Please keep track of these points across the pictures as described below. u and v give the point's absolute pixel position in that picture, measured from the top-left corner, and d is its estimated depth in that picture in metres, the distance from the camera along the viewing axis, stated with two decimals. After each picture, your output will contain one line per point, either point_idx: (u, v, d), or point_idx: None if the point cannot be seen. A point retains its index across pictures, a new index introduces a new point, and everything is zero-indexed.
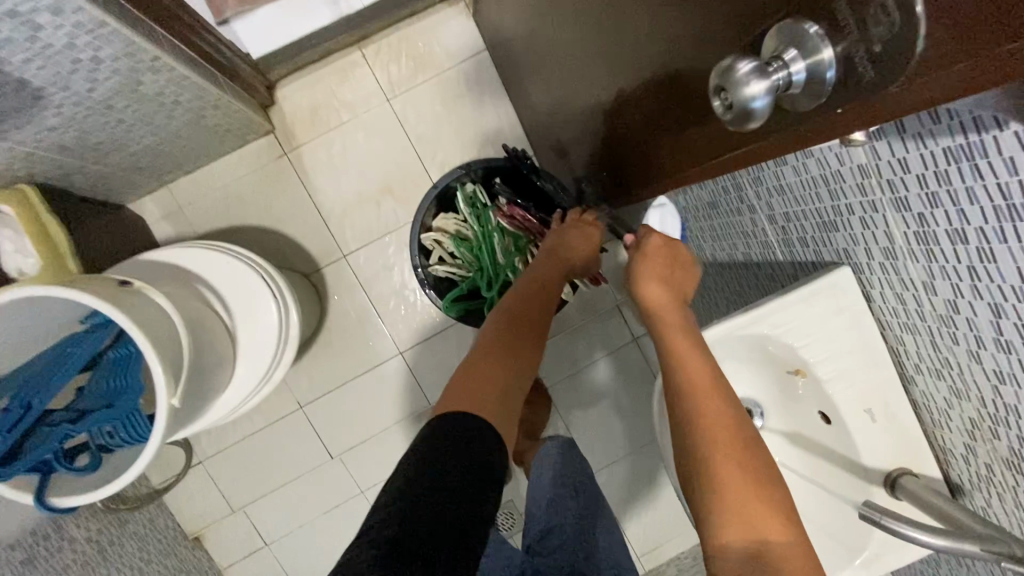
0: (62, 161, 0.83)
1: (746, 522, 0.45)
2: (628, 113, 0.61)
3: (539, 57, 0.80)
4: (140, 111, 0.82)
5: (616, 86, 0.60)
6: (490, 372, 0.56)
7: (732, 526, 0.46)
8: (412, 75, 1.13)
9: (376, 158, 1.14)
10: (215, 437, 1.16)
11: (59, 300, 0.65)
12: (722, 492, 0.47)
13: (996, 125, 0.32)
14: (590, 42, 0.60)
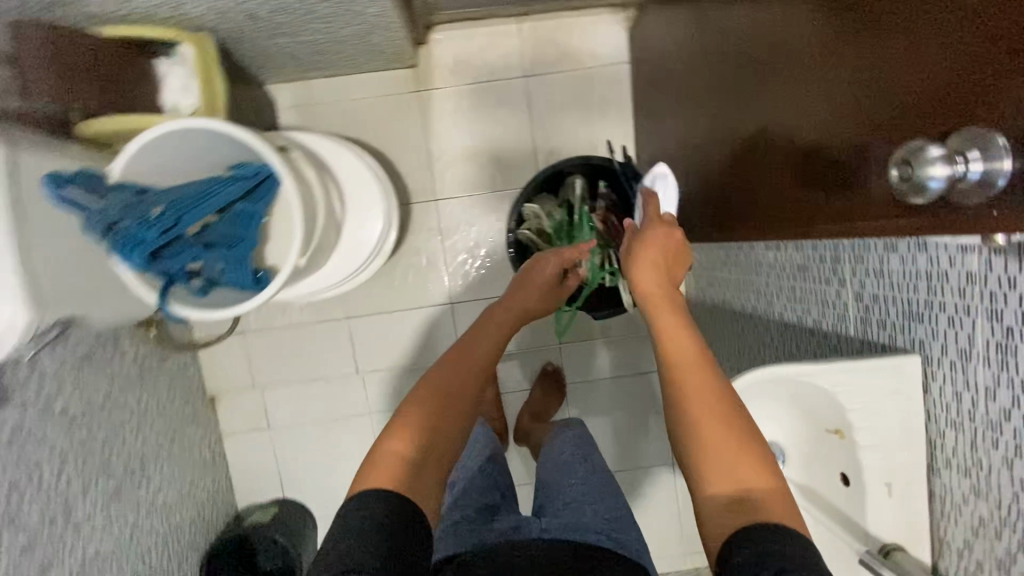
0: (244, 27, 0.91)
1: (732, 478, 0.55)
2: (762, 162, 0.67)
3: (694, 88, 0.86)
4: (327, 9, 0.89)
5: (760, 137, 0.66)
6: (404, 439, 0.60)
7: (721, 480, 0.55)
8: (556, 62, 1.20)
9: (495, 124, 1.21)
10: (263, 317, 1.23)
11: (220, 142, 0.73)
12: (714, 460, 0.56)
13: None
14: (751, 91, 0.67)
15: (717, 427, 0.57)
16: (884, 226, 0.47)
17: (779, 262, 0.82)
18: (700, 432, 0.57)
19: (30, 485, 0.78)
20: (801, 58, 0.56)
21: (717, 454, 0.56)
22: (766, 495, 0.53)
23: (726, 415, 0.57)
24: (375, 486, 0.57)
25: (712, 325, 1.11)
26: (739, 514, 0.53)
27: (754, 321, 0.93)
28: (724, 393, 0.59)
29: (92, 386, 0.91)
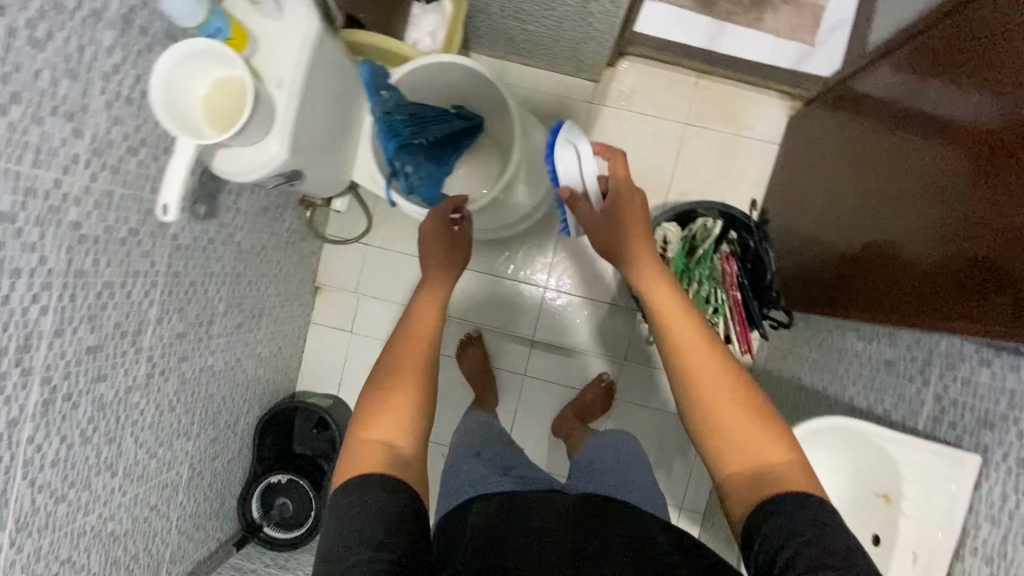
0: (492, 2, 1.08)
1: (751, 456, 0.67)
2: (908, 259, 0.79)
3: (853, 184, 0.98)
4: (565, 12, 1.05)
5: (915, 238, 0.78)
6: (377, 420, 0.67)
7: (741, 459, 0.67)
8: (716, 122, 1.34)
9: (645, 153, 1.35)
10: (387, 237, 1.39)
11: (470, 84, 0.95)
12: (734, 441, 0.68)
13: None
14: (922, 201, 0.78)
15: (730, 406, 0.69)
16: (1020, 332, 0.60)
17: (868, 354, 0.92)
18: (721, 415, 0.69)
19: (202, 289, 0.94)
20: (935, 187, 0.76)
21: (738, 434, 0.68)
22: (786, 467, 0.65)
23: (737, 394, 0.70)
24: (357, 469, 0.63)
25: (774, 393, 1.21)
26: (754, 484, 0.65)
27: (821, 398, 1.03)
28: (728, 373, 0.71)
29: (258, 237, 1.08)
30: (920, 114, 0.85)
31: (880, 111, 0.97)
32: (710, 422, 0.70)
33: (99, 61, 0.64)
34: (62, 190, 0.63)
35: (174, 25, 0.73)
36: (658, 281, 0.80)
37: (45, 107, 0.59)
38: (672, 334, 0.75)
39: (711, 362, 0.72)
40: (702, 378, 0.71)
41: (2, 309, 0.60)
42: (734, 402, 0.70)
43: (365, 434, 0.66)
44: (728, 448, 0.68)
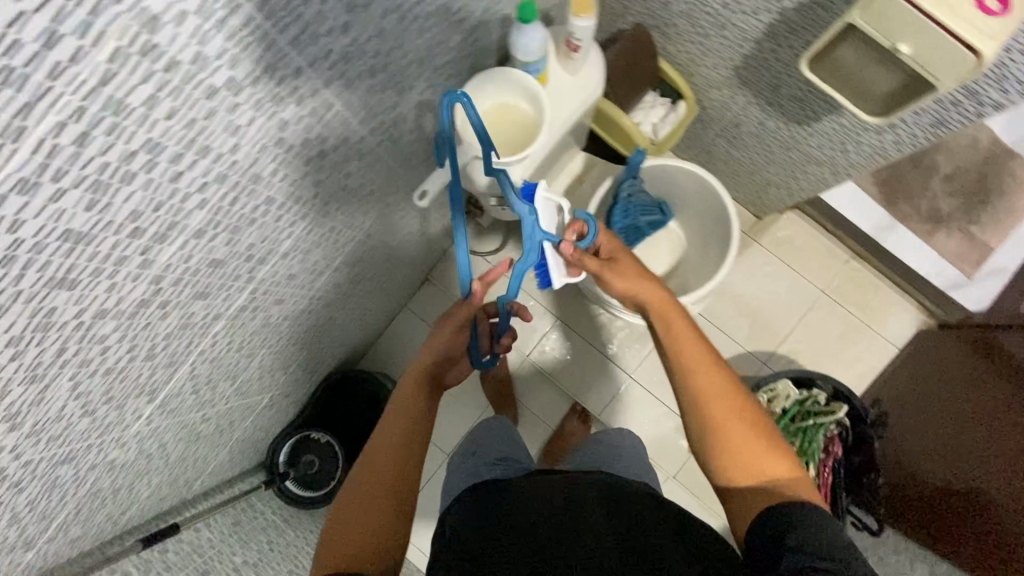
0: (720, 124, 1.15)
1: (753, 469, 0.70)
2: (997, 512, 0.87)
3: (957, 421, 1.05)
4: (779, 162, 1.12)
5: (1001, 486, 0.87)
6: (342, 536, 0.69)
7: (741, 472, 0.71)
8: (850, 303, 1.39)
9: (775, 300, 1.39)
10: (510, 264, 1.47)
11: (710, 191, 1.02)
12: (733, 454, 0.72)
13: None
14: (1007, 449, 0.89)
15: (739, 426, 0.73)
16: None
17: None
18: (724, 431, 0.73)
19: (370, 252, 0.99)
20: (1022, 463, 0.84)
21: (739, 446, 0.72)
22: (788, 478, 0.68)
23: (739, 410, 0.74)
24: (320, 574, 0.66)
25: None
26: (756, 491, 0.69)
27: None
28: (736, 393, 0.75)
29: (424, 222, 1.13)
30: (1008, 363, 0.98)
31: (986, 353, 1.09)
32: (714, 437, 0.73)
33: (440, 55, 0.71)
34: (360, 145, 0.69)
35: (491, 44, 0.81)
36: (667, 306, 0.84)
37: (392, 79, 0.65)
38: (681, 357, 0.78)
39: (717, 382, 0.76)
40: (704, 394, 0.75)
41: (272, 224, 0.65)
42: (740, 420, 0.74)
43: (339, 545, 0.68)
44: (728, 457, 0.72)
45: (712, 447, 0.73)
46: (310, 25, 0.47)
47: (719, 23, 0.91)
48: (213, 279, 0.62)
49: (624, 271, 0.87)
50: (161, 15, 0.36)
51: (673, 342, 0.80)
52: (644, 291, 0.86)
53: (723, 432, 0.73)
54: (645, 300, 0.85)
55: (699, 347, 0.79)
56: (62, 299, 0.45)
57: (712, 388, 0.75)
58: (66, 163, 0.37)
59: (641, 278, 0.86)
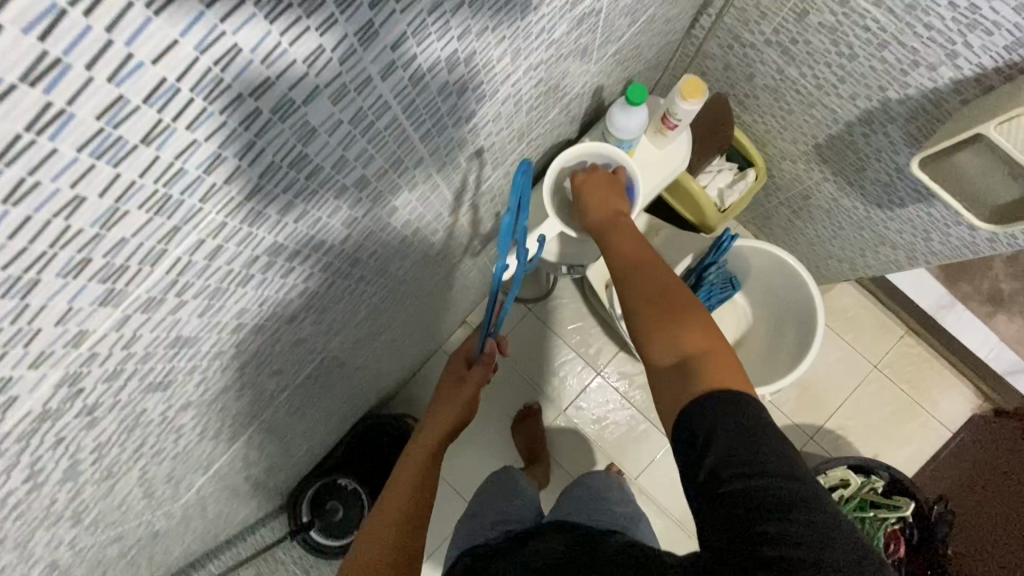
0: (787, 194, 1.12)
1: (682, 352, 0.54)
2: None
3: None
4: (847, 238, 1.09)
5: None
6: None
7: (668, 355, 0.55)
8: (902, 379, 1.34)
9: (824, 371, 1.35)
10: (553, 313, 1.43)
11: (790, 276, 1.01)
12: (668, 346, 0.55)
13: None
14: None
15: (672, 316, 0.56)
16: None
17: None
18: (657, 324, 0.57)
19: (427, 308, 0.96)
20: None
21: (668, 331, 0.56)
22: (715, 355, 0.52)
23: (677, 298, 0.58)
24: None
25: None
26: (680, 379, 0.52)
27: None
28: (675, 290, 0.59)
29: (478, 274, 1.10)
30: None
31: None
32: (644, 329, 0.58)
33: (536, 129, 0.68)
34: (448, 217, 0.66)
35: (580, 114, 0.78)
36: (611, 212, 0.70)
37: (491, 154, 0.62)
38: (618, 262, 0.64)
39: (658, 277, 0.61)
40: (640, 291, 0.60)
41: (354, 299, 0.61)
42: (675, 307, 0.57)
43: None
44: (657, 342, 0.56)
45: (647, 347, 0.57)
46: (439, 119, 0.44)
47: (807, 100, 0.88)
48: (291, 356, 0.58)
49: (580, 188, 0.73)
50: (318, 127, 0.33)
51: (611, 248, 0.66)
52: (595, 202, 0.71)
53: (652, 321, 0.57)
54: (592, 216, 0.70)
55: (645, 251, 0.64)
56: (154, 401, 0.41)
57: (654, 287, 0.60)
58: (193, 277, 0.34)
59: (597, 189, 0.72)
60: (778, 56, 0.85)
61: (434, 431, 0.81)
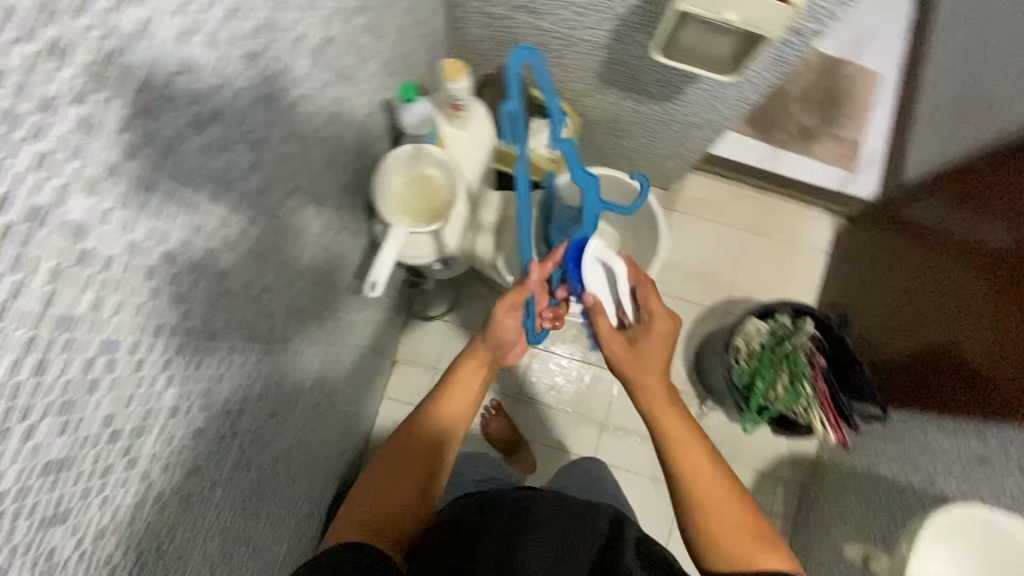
0: (603, 122, 1.24)
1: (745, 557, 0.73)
2: (981, 364, 0.93)
3: (918, 300, 1.13)
4: (665, 136, 1.22)
5: (987, 340, 0.93)
6: (366, 512, 0.76)
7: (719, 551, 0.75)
8: (771, 230, 1.51)
9: (710, 253, 1.49)
10: (471, 316, 1.49)
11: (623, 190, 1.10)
12: (720, 542, 0.75)
13: None
14: (981, 312, 0.95)
15: (723, 512, 0.76)
16: None
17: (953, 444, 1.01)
18: (710, 523, 0.76)
19: (337, 358, 0.98)
20: (1006, 315, 0.90)
21: (736, 545, 0.74)
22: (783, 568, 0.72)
23: (739, 510, 0.77)
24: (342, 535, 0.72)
25: (848, 482, 1.25)
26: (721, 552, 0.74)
27: (904, 490, 1.08)
28: (750, 516, 0.76)
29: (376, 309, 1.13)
30: (959, 240, 1.05)
31: (921, 235, 1.18)
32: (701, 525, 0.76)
33: (341, 156, 0.73)
34: (296, 265, 0.70)
35: (381, 130, 0.84)
36: (670, 412, 0.85)
37: (305, 193, 0.66)
38: (694, 482, 0.79)
39: (721, 492, 0.78)
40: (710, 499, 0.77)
41: (237, 373, 0.62)
42: (746, 529, 0.75)
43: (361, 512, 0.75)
44: (714, 541, 0.75)
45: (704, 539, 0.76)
46: (219, 175, 0.49)
47: (569, 41, 0.99)
48: (199, 449, 0.59)
49: (633, 359, 0.88)
50: (86, 222, 0.36)
51: (646, 399, 0.86)
52: (643, 378, 0.87)
53: (711, 521, 0.76)
54: (641, 373, 0.88)
55: (727, 482, 0.79)
56: (62, 537, 0.42)
57: (739, 510, 0.76)
58: (29, 397, 0.36)
59: (649, 364, 0.87)
60: (528, 15, 0.96)
61: (469, 381, 0.90)
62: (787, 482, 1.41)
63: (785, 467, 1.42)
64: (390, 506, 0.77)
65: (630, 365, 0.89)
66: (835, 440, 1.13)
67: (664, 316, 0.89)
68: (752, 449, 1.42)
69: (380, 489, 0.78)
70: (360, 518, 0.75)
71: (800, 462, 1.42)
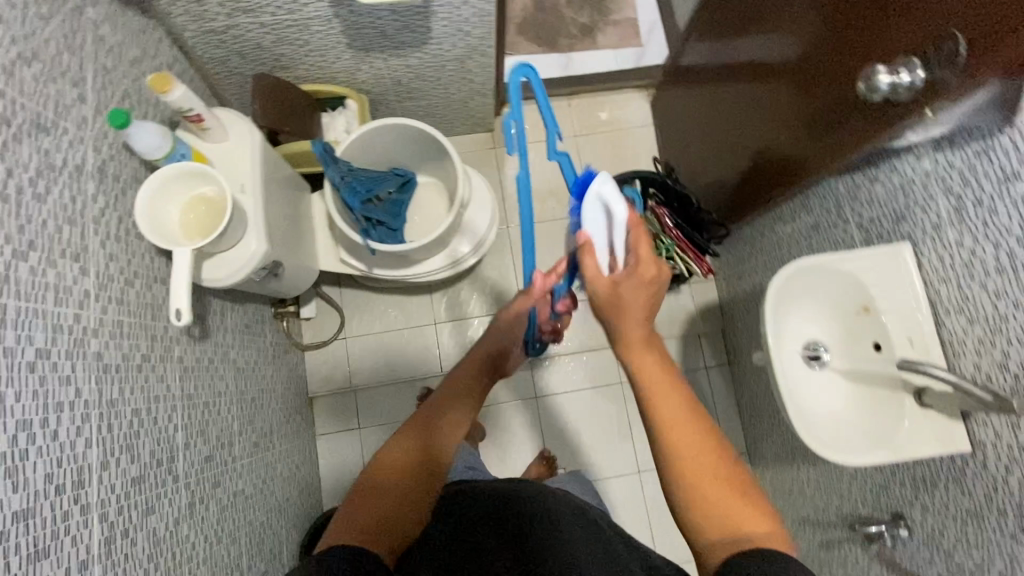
0: (388, 91, 1.25)
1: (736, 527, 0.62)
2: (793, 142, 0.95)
3: (725, 122, 1.19)
4: (450, 80, 1.25)
5: (792, 115, 0.94)
6: (361, 514, 0.68)
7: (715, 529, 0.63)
8: (598, 126, 1.58)
9: (554, 169, 1.55)
10: (364, 322, 1.47)
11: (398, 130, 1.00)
12: (710, 516, 0.63)
13: (995, 132, 0.66)
14: (777, 96, 0.97)
15: (717, 487, 0.64)
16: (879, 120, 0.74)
17: (795, 229, 1.09)
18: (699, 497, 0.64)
19: (214, 409, 0.95)
20: (797, 84, 0.91)
21: (734, 515, 0.62)
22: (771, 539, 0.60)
23: (730, 482, 0.65)
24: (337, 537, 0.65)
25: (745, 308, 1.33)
26: (714, 531, 0.62)
27: None
28: (742, 488, 0.64)
29: (246, 351, 1.10)
30: (739, 46, 1.08)
31: (709, 65, 1.23)
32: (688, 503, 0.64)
33: (89, 207, 0.71)
34: (82, 324, 0.67)
35: (138, 172, 0.82)
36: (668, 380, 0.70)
37: (54, 252, 0.64)
38: (677, 447, 0.66)
39: (712, 463, 0.65)
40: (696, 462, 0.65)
41: (54, 445, 0.61)
42: (740, 501, 0.63)
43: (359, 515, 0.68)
44: (702, 515, 0.63)
45: (691, 512, 0.64)
46: None
47: (299, 25, 1.00)
48: (37, 530, 0.57)
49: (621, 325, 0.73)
50: None
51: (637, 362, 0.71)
52: (631, 331, 0.72)
53: (699, 496, 0.64)
54: (627, 327, 0.73)
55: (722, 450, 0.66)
56: None
57: (731, 482, 0.64)
58: None
59: (641, 319, 0.73)
60: (247, 15, 0.96)
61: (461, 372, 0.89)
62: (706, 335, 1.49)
63: (700, 324, 1.49)
64: (393, 506, 0.70)
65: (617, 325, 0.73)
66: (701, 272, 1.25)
67: (660, 271, 0.74)
68: (666, 321, 1.49)
69: (382, 492, 0.71)
70: (359, 517, 0.67)
71: (710, 313, 1.49)
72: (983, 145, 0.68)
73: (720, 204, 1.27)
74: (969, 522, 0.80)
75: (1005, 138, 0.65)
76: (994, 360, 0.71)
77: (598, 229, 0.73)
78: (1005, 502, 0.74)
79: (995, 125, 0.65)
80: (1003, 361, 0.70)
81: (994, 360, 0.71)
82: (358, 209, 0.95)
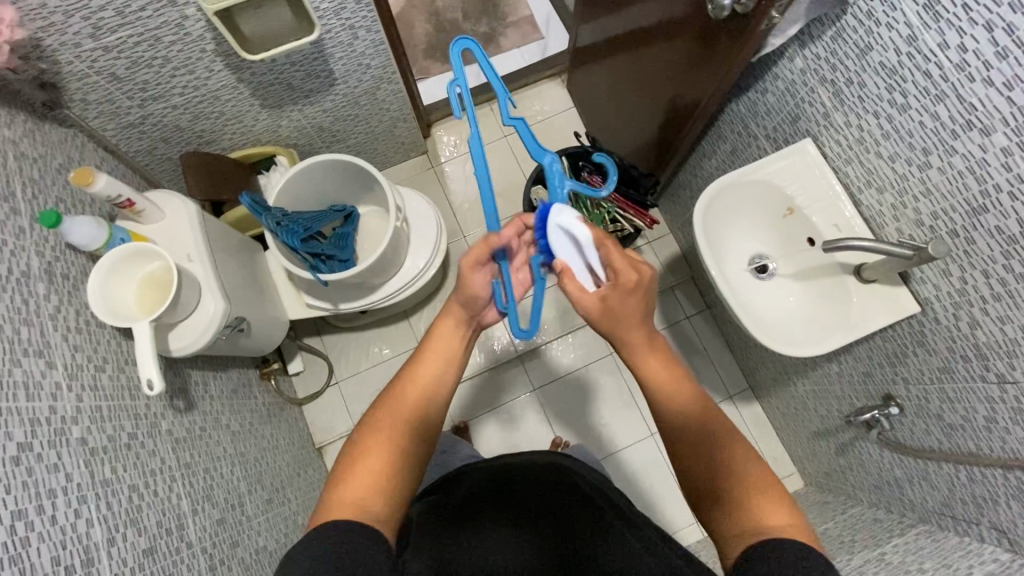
0: (314, 140, 1.31)
1: (752, 522, 0.57)
2: (685, 80, 1.01)
3: (627, 82, 1.25)
4: (368, 114, 1.31)
5: (677, 56, 1.00)
6: (361, 485, 0.61)
7: (732, 521, 0.59)
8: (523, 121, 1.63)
9: (493, 171, 1.60)
10: (351, 363, 1.50)
11: (330, 169, 1.06)
12: (727, 506, 0.60)
13: (842, 12, 0.73)
14: (660, 43, 1.03)
15: (734, 481, 0.61)
16: (740, 35, 0.79)
17: (719, 159, 1.14)
18: (716, 489, 0.62)
19: (217, 472, 0.97)
20: (670, 27, 0.98)
21: (754, 506, 0.59)
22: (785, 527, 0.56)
23: (746, 468, 0.62)
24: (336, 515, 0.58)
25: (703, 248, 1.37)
26: (735, 522, 0.59)
27: None
28: (763, 478, 0.61)
29: (238, 414, 1.12)
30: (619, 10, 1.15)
31: (600, 37, 1.29)
32: (712, 495, 0.62)
33: (43, 308, 0.75)
34: (60, 414, 0.70)
35: (85, 267, 0.86)
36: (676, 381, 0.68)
37: (16, 352, 0.68)
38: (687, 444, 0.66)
39: (727, 455, 0.63)
40: (713, 454, 0.64)
41: (56, 527, 0.63)
42: (759, 490, 0.60)
43: (356, 491, 0.61)
44: (724, 505, 0.60)
45: (712, 503, 0.62)
46: None
47: (209, 99, 1.07)
48: None
49: (622, 336, 0.68)
50: None
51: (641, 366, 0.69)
52: (631, 341, 0.69)
53: (720, 486, 0.62)
54: (626, 336, 0.69)
55: (735, 444, 0.64)
56: None
57: (750, 473, 0.61)
58: None
59: (638, 324, 0.68)
60: (157, 102, 1.03)
61: (447, 339, 0.75)
62: (679, 286, 1.52)
63: (670, 278, 1.53)
64: (392, 476, 0.63)
65: (615, 335, 0.69)
66: (646, 224, 1.30)
67: (649, 275, 0.68)
68: None
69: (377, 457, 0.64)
70: (358, 490, 0.61)
71: (678, 265, 1.53)
72: (836, 29, 0.75)
73: (649, 158, 1.32)
74: (944, 378, 0.82)
75: (851, 13, 0.72)
76: (914, 218, 0.75)
77: (569, 254, 0.70)
78: (964, 347, 0.77)
79: (836, 7, 0.72)
80: (923, 217, 0.73)
81: (914, 218, 0.75)
82: (301, 247, 0.99)
